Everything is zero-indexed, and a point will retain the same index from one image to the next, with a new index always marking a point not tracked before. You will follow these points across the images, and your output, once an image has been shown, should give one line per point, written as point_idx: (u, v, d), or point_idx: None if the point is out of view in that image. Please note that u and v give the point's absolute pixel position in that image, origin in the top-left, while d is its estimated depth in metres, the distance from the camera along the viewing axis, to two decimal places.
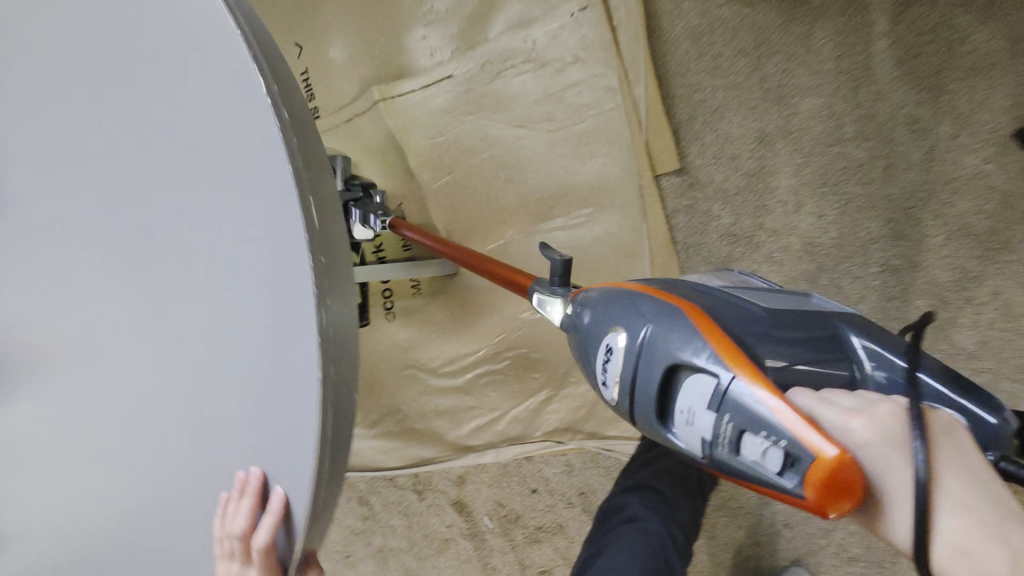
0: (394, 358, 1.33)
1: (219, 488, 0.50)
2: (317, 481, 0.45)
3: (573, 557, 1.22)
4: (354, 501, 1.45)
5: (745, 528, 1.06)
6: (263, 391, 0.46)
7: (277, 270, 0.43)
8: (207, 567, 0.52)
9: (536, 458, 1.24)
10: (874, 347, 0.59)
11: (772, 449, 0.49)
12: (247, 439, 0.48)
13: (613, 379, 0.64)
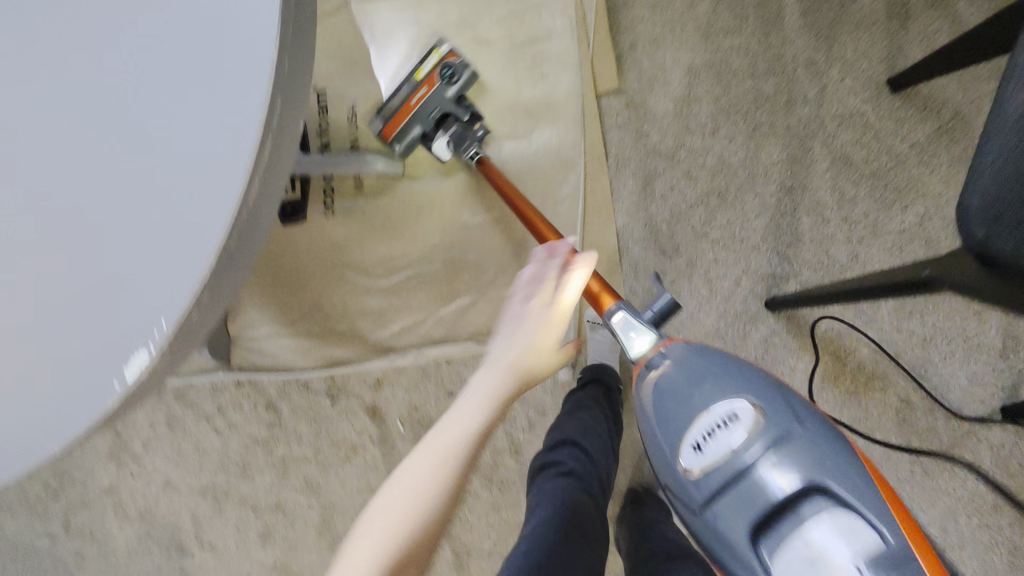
0: (325, 258, 1.33)
1: (125, 236, 0.48)
2: (238, 210, 0.46)
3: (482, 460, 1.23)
4: (261, 406, 1.40)
5: None
6: (197, 130, 0.47)
7: (246, 13, 0.47)
8: (88, 327, 0.49)
9: (456, 360, 1.26)
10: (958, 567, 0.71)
11: None
12: (168, 182, 0.48)
13: (709, 452, 0.73)
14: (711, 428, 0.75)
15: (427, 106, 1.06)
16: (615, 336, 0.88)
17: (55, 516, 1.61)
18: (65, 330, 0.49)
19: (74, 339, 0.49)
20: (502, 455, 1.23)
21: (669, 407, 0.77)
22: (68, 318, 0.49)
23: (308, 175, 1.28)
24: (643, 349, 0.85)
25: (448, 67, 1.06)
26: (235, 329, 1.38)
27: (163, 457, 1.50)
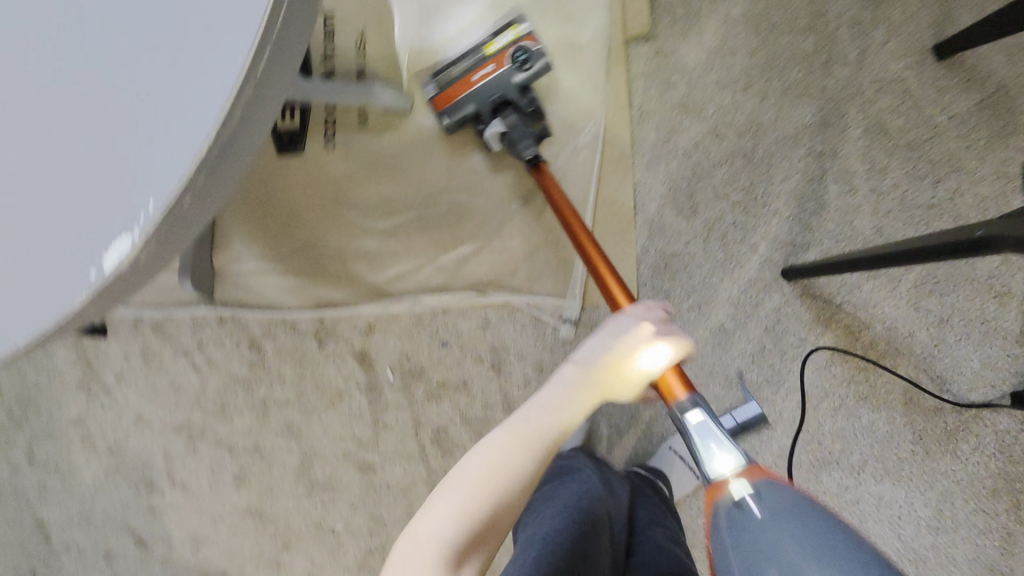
0: (321, 193, 1.25)
1: (123, 123, 0.45)
2: (238, 93, 0.42)
3: (472, 415, 1.18)
4: (244, 344, 1.34)
5: None
6: (202, 8, 0.43)
7: None
8: (79, 221, 0.46)
9: (453, 311, 1.20)
10: None
11: None
12: (168, 66, 0.44)
13: None
14: None
15: (490, 84, 1.01)
16: (689, 442, 0.70)
17: (18, 445, 1.55)
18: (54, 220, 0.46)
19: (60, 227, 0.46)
20: (492, 411, 1.18)
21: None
22: (57, 208, 0.46)
23: (308, 103, 1.19)
24: (721, 473, 0.64)
25: (522, 51, 1.00)
26: (219, 262, 1.30)
27: (136, 391, 1.44)
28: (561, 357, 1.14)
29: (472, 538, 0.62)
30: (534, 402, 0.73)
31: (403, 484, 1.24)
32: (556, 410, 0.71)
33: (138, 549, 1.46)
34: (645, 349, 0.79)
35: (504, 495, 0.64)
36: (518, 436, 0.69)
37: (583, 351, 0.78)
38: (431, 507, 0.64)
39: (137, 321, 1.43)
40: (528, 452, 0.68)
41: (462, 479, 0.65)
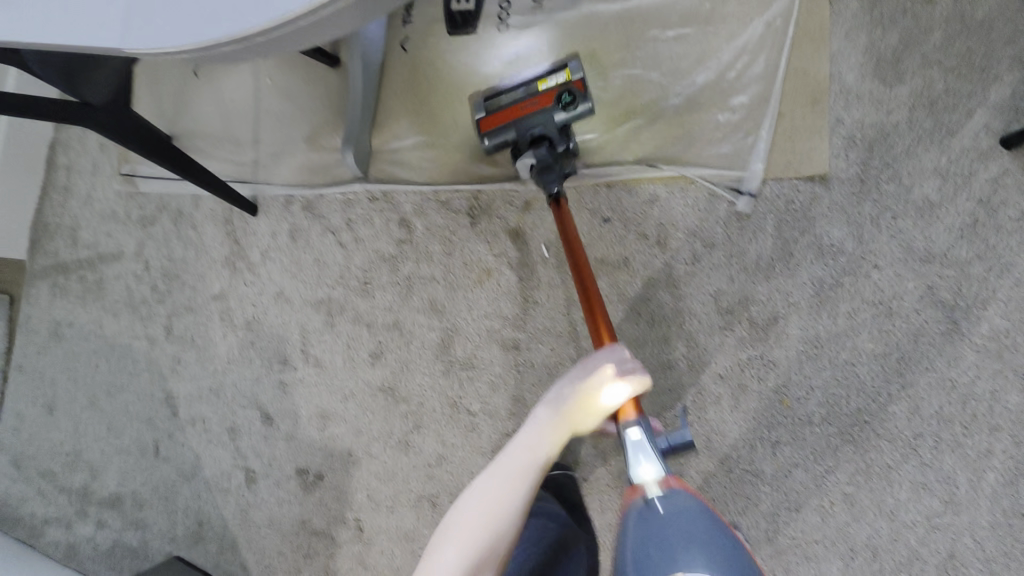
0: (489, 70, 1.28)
1: None
2: None
3: (632, 293, 1.13)
4: (392, 221, 1.36)
5: (837, 266, 1.01)
6: None
7: None
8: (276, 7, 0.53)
9: (617, 187, 1.16)
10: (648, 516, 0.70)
11: None
12: None
13: None
14: None
15: (536, 117, 1.10)
16: (623, 451, 0.80)
17: (158, 319, 1.63)
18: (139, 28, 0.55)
19: (135, 42, 0.55)
20: (653, 289, 1.12)
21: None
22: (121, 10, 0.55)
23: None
24: (643, 479, 0.76)
25: (568, 93, 1.10)
26: (378, 140, 1.36)
27: (279, 268, 1.48)
28: (736, 235, 1.07)
29: (477, 562, 0.76)
30: (512, 448, 0.85)
31: (550, 363, 1.21)
32: (533, 448, 0.84)
33: (263, 425, 1.47)
34: (605, 388, 0.85)
35: (495, 531, 0.78)
36: (504, 481, 0.81)
37: (554, 394, 0.89)
38: (448, 545, 0.77)
39: (288, 199, 1.48)
40: (518, 484, 0.81)
41: (468, 519, 0.79)
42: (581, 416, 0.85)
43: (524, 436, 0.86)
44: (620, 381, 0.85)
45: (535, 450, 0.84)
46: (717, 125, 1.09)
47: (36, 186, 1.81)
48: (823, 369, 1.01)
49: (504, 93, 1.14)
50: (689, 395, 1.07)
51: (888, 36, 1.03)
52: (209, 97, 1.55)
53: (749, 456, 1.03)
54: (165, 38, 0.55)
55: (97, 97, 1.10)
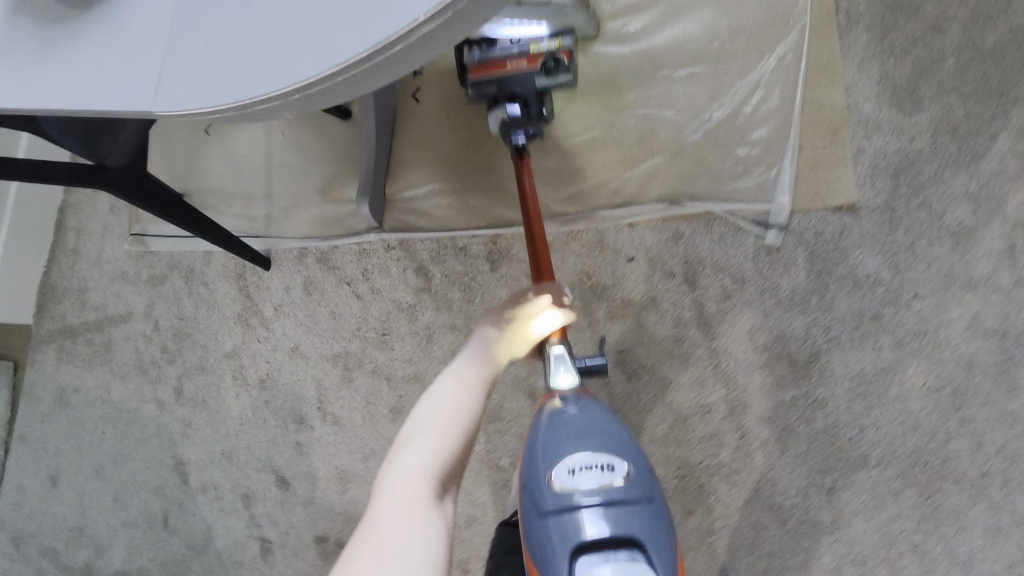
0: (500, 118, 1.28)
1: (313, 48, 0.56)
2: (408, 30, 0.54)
3: (663, 333, 1.10)
4: (410, 270, 1.34)
5: (876, 297, 0.99)
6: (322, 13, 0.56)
7: None
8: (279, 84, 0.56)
9: (640, 226, 1.15)
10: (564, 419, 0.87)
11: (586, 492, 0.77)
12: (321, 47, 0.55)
13: (581, 493, 0.77)
14: (578, 487, 0.78)
15: (517, 77, 1.09)
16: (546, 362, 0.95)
17: (168, 380, 1.58)
18: (180, 95, 0.59)
19: (172, 105, 0.59)
20: (685, 328, 1.09)
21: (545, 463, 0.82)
22: (167, 78, 0.60)
23: None
24: (562, 386, 0.91)
25: (554, 59, 1.09)
26: (393, 190, 1.36)
27: (293, 322, 1.44)
28: (767, 269, 1.05)
29: (444, 461, 0.72)
30: (459, 366, 0.84)
31: None
32: (486, 363, 0.85)
33: (279, 489, 1.40)
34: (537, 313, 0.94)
35: (458, 437, 0.76)
36: (461, 390, 0.80)
37: (493, 317, 0.93)
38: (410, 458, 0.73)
39: (301, 252, 1.46)
40: (476, 393, 0.80)
41: (428, 429, 0.75)
42: (522, 334, 0.91)
43: (471, 352, 0.86)
44: (553, 308, 0.96)
45: (488, 363, 0.85)
46: (738, 161, 1.09)
47: (46, 254, 1.79)
48: (875, 407, 0.97)
49: (496, 43, 1.09)
50: (734, 439, 1.03)
51: (902, 67, 1.04)
52: (219, 154, 1.56)
53: (807, 504, 0.98)
54: (196, 103, 0.58)
55: (115, 159, 1.09)
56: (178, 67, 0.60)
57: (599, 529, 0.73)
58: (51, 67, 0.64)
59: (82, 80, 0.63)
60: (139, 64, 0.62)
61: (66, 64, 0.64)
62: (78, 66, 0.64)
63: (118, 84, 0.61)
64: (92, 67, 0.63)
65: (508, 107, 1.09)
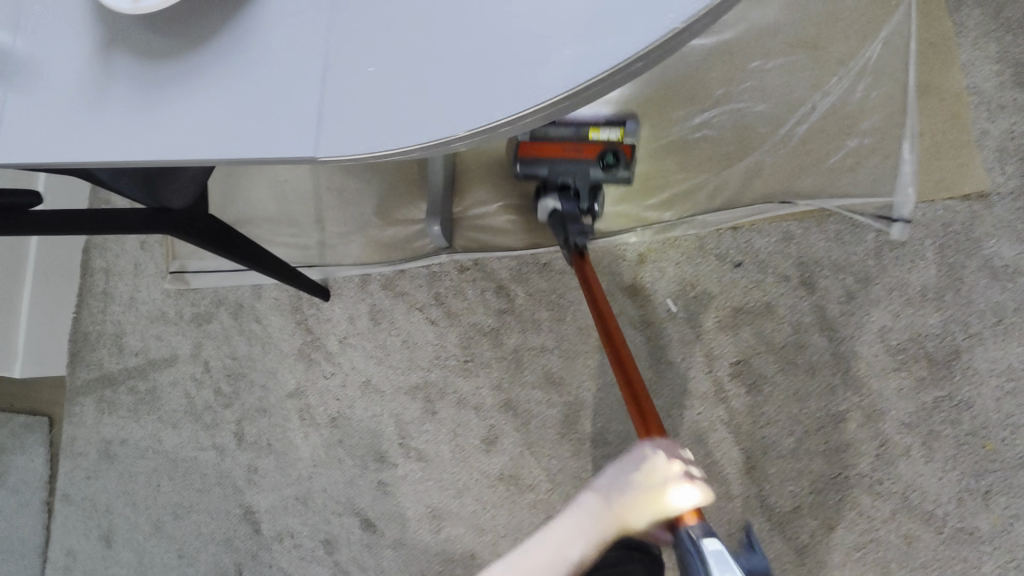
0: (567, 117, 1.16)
1: (489, 94, 0.49)
2: (607, 74, 0.46)
3: (782, 340, 1.04)
4: (489, 291, 1.26)
5: (1016, 287, 0.94)
6: (496, 53, 0.49)
7: (562, 19, 0.48)
8: (453, 132, 0.50)
9: (744, 228, 1.08)
10: None
11: None
12: (501, 92, 0.49)
13: None
14: None
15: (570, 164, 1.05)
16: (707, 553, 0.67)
17: (226, 425, 1.49)
18: (345, 136, 0.52)
19: (324, 149, 0.53)
20: (806, 334, 1.03)
21: None
22: (326, 116, 0.53)
23: None
24: None
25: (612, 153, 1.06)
26: (460, 207, 1.28)
27: (363, 355, 1.36)
28: (892, 266, 0.99)
29: None
30: (547, 531, 0.78)
31: (698, 429, 1.07)
32: (566, 543, 0.76)
33: (364, 533, 1.32)
34: (674, 489, 0.68)
35: None
36: (528, 566, 0.73)
37: (604, 479, 0.79)
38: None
39: (364, 279, 1.38)
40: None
41: None
42: (633, 515, 0.71)
43: (565, 521, 0.79)
44: (685, 484, 0.69)
45: (569, 546, 0.76)
46: (851, 153, 1.03)
47: (74, 298, 1.69)
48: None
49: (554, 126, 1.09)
50: (873, 448, 0.98)
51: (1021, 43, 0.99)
52: (261, 180, 1.46)
53: (967, 514, 0.94)
54: (371, 147, 0.51)
55: (179, 201, 0.98)
56: (337, 103, 0.53)
57: None
58: (173, 108, 0.57)
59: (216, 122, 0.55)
60: (284, 99, 0.54)
61: (191, 103, 0.56)
62: (206, 106, 0.56)
63: (264, 125, 0.54)
64: (225, 106, 0.55)
65: (561, 197, 1.00)
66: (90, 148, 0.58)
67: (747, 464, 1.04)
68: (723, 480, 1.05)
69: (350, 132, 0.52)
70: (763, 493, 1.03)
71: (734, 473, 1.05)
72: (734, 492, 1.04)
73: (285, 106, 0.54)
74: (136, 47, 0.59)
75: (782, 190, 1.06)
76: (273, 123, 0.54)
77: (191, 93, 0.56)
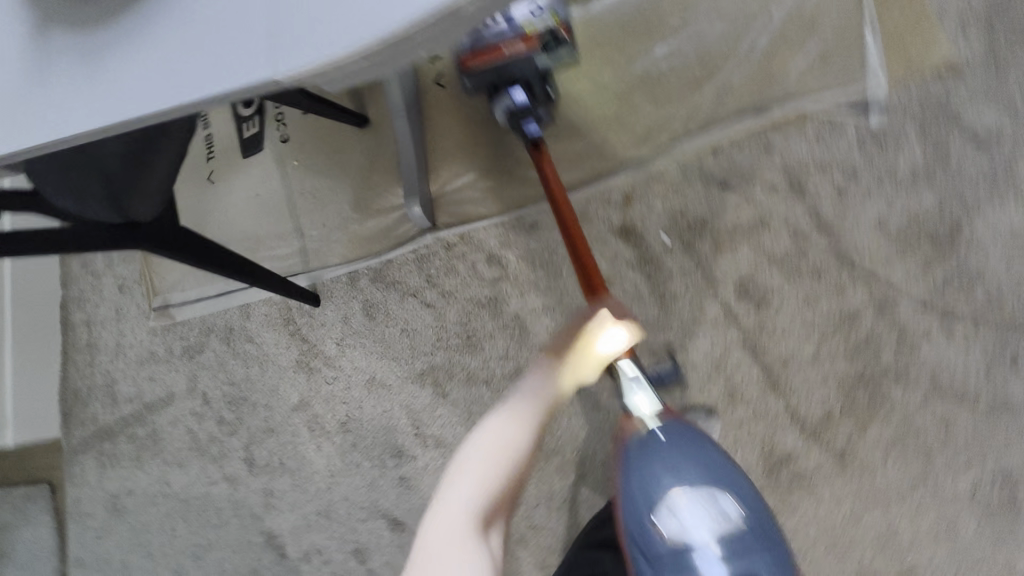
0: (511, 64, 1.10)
1: None
2: None
3: (782, 251, 1.03)
4: (480, 262, 1.23)
5: (1001, 153, 0.96)
6: None
7: None
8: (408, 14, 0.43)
9: (725, 147, 1.07)
10: (657, 444, 0.75)
11: (693, 535, 0.66)
12: None
13: (691, 540, 0.66)
14: (686, 536, 0.67)
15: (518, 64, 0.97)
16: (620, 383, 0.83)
17: (234, 453, 1.43)
18: (295, 52, 0.46)
19: (275, 73, 0.47)
20: (805, 239, 1.02)
21: (640, 507, 0.71)
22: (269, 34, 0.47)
23: None
24: (639, 410, 0.81)
25: (551, 36, 0.98)
26: (436, 185, 1.25)
27: (364, 353, 1.32)
28: (876, 155, 1.00)
29: (483, 511, 0.66)
30: (518, 391, 0.75)
31: (715, 356, 1.05)
32: (541, 393, 0.75)
33: (393, 534, 1.28)
34: (606, 328, 0.82)
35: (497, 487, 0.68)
36: (507, 428, 0.71)
37: (552, 342, 0.81)
38: (475, 459, 0.70)
39: (352, 276, 1.34)
40: (523, 432, 0.71)
41: (467, 473, 0.68)
42: (585, 360, 0.79)
43: (527, 387, 0.75)
44: (616, 326, 0.83)
45: (543, 395, 0.74)
46: (818, 54, 1.02)
47: (57, 356, 1.63)
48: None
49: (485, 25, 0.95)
50: (894, 339, 0.98)
51: None
52: (230, 197, 1.42)
53: (996, 381, 0.94)
54: (319, 54, 0.45)
55: (145, 212, 0.90)
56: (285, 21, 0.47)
57: None
58: (117, 70, 0.53)
59: (162, 72, 0.51)
60: (230, 32, 0.49)
61: (136, 59, 0.52)
62: (150, 59, 0.52)
63: (210, 61, 0.49)
64: (170, 57, 0.51)
65: (516, 100, 0.99)
66: (39, 128, 0.55)
67: (771, 381, 1.02)
68: (750, 401, 1.03)
69: (299, 48, 0.46)
70: (792, 405, 1.01)
71: (760, 391, 1.02)
72: (763, 411, 1.02)
73: (231, 39, 0.49)
74: (69, 20, 0.56)
75: (756, 102, 1.05)
76: (221, 59, 0.49)
77: (133, 50, 0.52)
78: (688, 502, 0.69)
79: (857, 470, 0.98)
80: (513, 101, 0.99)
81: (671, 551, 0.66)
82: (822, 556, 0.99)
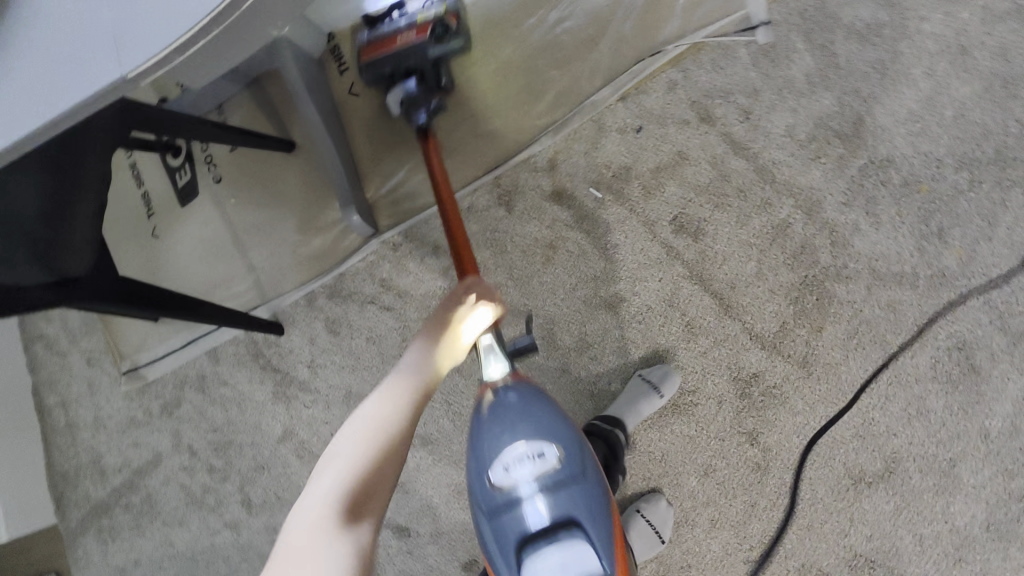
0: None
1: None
2: None
3: (706, 179, 1.06)
4: (428, 255, 1.27)
5: (884, 43, 1.00)
6: None
7: None
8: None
9: (632, 93, 1.10)
10: (498, 400, 0.80)
11: (522, 483, 0.72)
12: None
13: (518, 483, 0.73)
14: (518, 478, 0.73)
15: (410, 49, 1.03)
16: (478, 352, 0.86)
17: (230, 499, 1.42)
18: (142, 43, 0.50)
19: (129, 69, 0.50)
20: (725, 163, 1.05)
21: (476, 458, 0.78)
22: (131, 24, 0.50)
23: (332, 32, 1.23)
24: (492, 375, 0.84)
25: (442, 25, 1.04)
26: (372, 189, 1.28)
27: (336, 369, 1.33)
28: (772, 70, 1.04)
29: (342, 511, 0.59)
30: (391, 376, 0.69)
31: (666, 294, 1.07)
32: (409, 378, 0.68)
33: (400, 540, 1.26)
34: (472, 309, 0.75)
35: (360, 483, 0.61)
36: (374, 420, 0.65)
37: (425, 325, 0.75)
38: (328, 470, 0.62)
39: (310, 297, 1.35)
40: (387, 421, 0.65)
41: (329, 472, 0.62)
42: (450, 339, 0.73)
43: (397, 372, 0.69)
44: (482, 307, 0.76)
45: (411, 378, 0.68)
46: None
47: (40, 444, 1.61)
48: (935, 137, 0.98)
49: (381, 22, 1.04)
50: (827, 239, 1.01)
51: None
52: (175, 247, 1.41)
53: (929, 257, 0.97)
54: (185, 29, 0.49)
55: (81, 268, 0.93)
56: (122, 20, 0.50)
57: (542, 513, 0.70)
58: None
59: (31, 88, 0.52)
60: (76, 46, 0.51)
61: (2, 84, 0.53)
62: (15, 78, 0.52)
63: (78, 65, 0.51)
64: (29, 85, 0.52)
65: (409, 88, 1.04)
66: None
67: (723, 305, 1.04)
68: (708, 330, 1.05)
69: (145, 38, 0.50)
70: (748, 323, 1.03)
71: (715, 317, 1.05)
72: (722, 336, 1.04)
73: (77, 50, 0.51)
74: None
75: (652, 42, 1.07)
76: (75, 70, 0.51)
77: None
78: (521, 449, 0.74)
79: (822, 372, 1.01)
80: (406, 85, 1.04)
81: (501, 491, 0.74)
82: (808, 463, 1.01)
